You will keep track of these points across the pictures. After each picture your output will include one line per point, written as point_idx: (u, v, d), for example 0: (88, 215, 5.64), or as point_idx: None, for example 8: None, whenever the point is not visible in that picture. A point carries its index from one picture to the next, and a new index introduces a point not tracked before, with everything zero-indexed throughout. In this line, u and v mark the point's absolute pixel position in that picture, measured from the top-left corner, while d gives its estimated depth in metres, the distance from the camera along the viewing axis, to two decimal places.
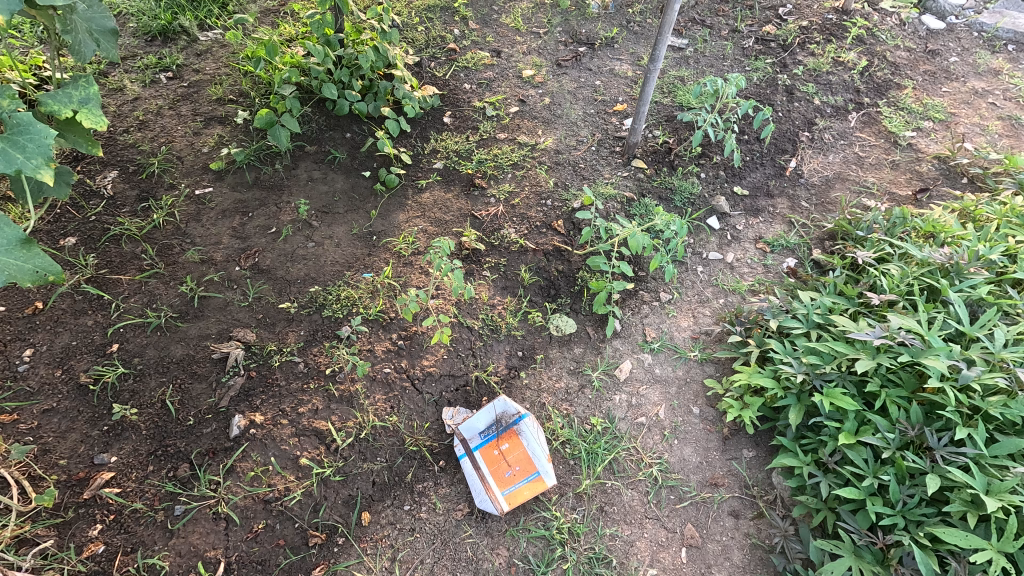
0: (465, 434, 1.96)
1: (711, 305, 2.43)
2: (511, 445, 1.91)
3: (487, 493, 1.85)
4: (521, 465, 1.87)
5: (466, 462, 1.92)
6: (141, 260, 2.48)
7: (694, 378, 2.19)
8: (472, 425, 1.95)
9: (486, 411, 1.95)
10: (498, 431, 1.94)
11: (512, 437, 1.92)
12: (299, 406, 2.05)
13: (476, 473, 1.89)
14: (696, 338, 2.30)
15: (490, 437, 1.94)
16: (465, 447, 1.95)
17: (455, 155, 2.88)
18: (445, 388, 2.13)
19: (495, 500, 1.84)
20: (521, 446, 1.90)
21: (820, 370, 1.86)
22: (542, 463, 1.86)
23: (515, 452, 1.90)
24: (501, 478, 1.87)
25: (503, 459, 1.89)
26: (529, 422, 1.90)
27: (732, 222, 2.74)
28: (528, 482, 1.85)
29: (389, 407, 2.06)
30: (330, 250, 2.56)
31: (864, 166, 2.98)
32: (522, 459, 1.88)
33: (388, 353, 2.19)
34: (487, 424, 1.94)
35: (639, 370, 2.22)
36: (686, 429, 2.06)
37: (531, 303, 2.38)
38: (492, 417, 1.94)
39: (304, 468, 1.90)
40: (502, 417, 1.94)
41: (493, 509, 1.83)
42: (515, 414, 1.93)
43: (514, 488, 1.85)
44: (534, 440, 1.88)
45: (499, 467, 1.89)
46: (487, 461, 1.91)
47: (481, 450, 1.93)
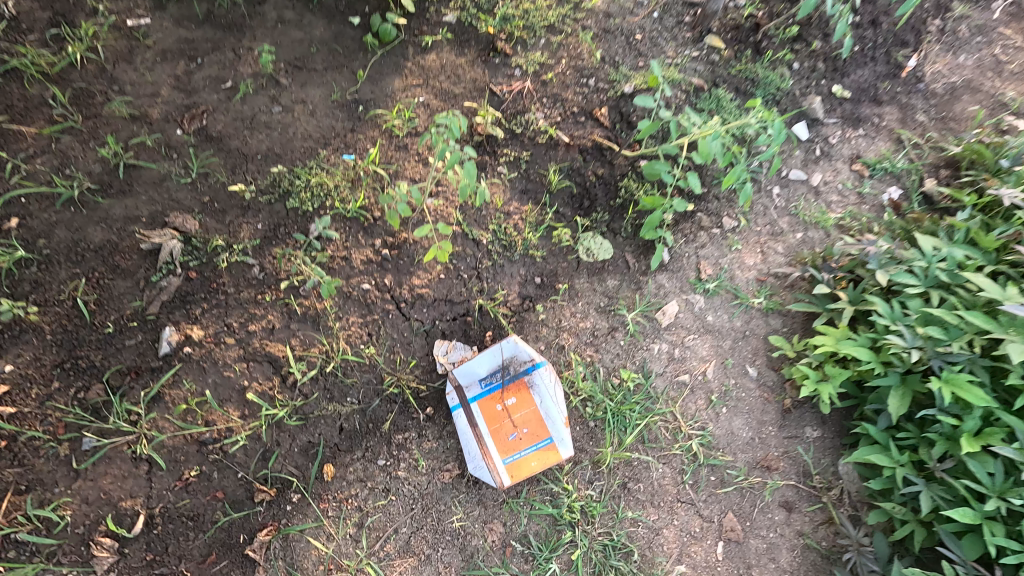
0: (461, 380, 1.54)
1: (786, 240, 1.89)
2: (518, 399, 1.52)
3: (486, 460, 1.48)
4: (530, 428, 1.49)
5: (460, 416, 1.52)
6: (50, 108, 1.86)
7: (755, 332, 1.73)
8: (471, 370, 1.54)
9: (491, 354, 1.53)
10: (503, 381, 1.53)
11: (522, 391, 1.52)
12: (250, 324, 1.58)
13: (472, 433, 1.50)
14: (762, 280, 1.81)
15: (492, 388, 1.54)
16: (460, 398, 1.54)
17: (473, 5, 2.09)
18: (440, 316, 1.67)
19: (495, 471, 1.46)
20: (532, 404, 1.51)
21: (943, 349, 1.39)
22: (558, 428, 1.48)
23: (523, 411, 1.51)
24: (504, 442, 1.49)
25: (508, 418, 1.50)
26: (546, 375, 1.51)
27: (824, 133, 2.10)
28: (538, 451, 1.48)
29: (366, 335, 1.60)
30: (301, 120, 1.94)
31: (1004, 74, 2.24)
32: (532, 420, 1.50)
33: (369, 265, 1.69)
34: (490, 371, 1.54)
35: (687, 316, 1.74)
36: (739, 396, 1.64)
37: (557, 216, 1.85)
38: (498, 363, 1.53)
39: (252, 405, 1.48)
40: (511, 364, 1.53)
41: (491, 481, 1.46)
42: (529, 362, 1.52)
43: (520, 457, 1.47)
44: (550, 399, 1.50)
45: (501, 428, 1.50)
46: (487, 419, 1.51)
47: (481, 403, 1.53)
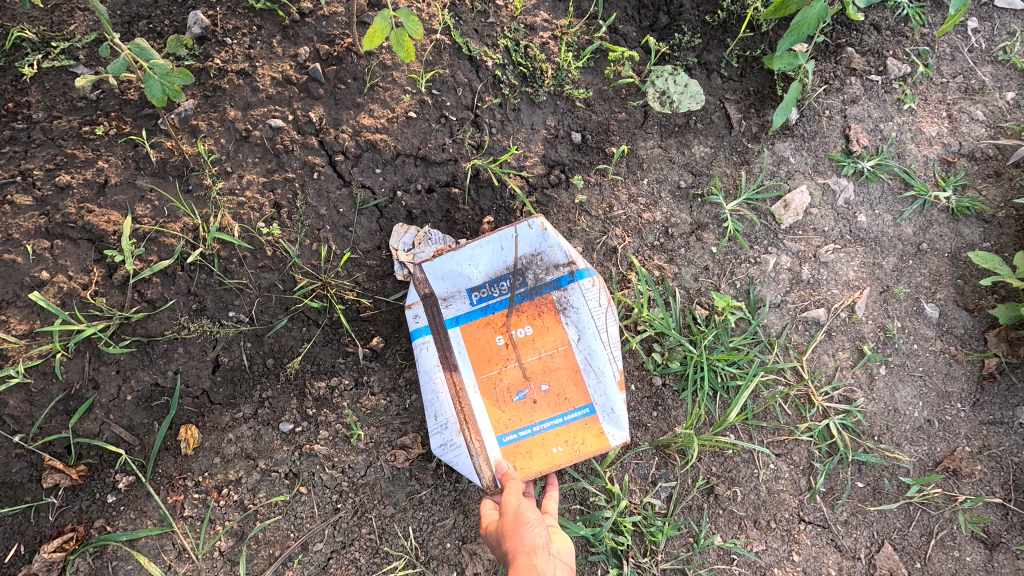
0: (434, 288, 0.88)
1: (989, 100, 1.14)
2: (537, 332, 0.88)
3: (468, 435, 0.86)
4: (554, 387, 0.87)
5: (427, 353, 0.87)
6: None
7: (936, 247, 1.02)
8: (456, 271, 0.88)
9: (498, 248, 0.87)
10: (513, 298, 0.88)
11: (545, 320, 0.88)
12: (63, 173, 0.88)
13: (447, 384, 0.87)
14: (950, 163, 1.08)
15: (490, 311, 0.88)
16: (430, 322, 0.89)
17: None
18: (405, 185, 0.97)
19: (483, 456, 0.85)
20: (562, 344, 0.88)
21: None
22: (605, 392, 0.86)
23: (541, 356, 0.88)
24: (504, 407, 0.87)
25: (515, 365, 0.87)
26: (593, 297, 0.87)
27: None
28: (564, 428, 0.86)
29: (270, 209, 0.91)
30: None
31: None
32: (559, 373, 0.87)
33: (283, 89, 0.96)
34: (490, 277, 0.88)
35: (825, 214, 1.03)
36: (908, 350, 0.96)
37: (613, 36, 1.09)
38: (507, 266, 0.88)
39: (44, 315, 0.82)
40: (531, 268, 0.88)
41: (472, 473, 0.85)
42: (564, 271, 0.88)
43: (531, 435, 0.86)
44: (596, 339, 0.87)
45: (501, 380, 0.87)
46: (476, 363, 0.88)
47: (468, 334, 0.88)
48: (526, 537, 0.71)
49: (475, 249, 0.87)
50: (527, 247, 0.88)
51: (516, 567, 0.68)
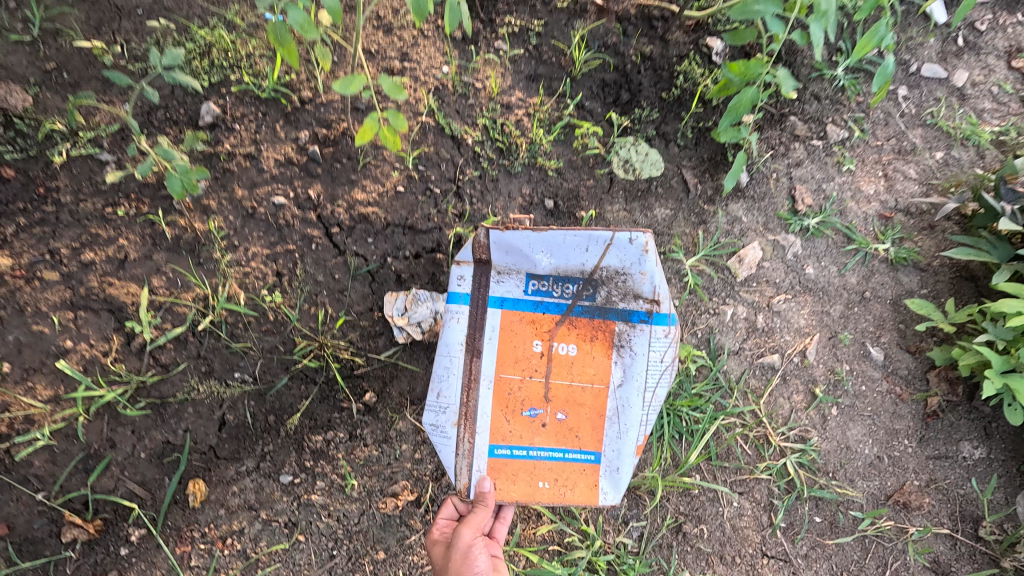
0: (493, 255, 0.88)
1: (920, 160, 1.27)
2: (579, 357, 0.91)
3: (463, 433, 0.90)
4: (569, 421, 0.91)
5: (455, 323, 0.90)
6: None
7: (879, 294, 1.13)
8: (527, 250, 0.87)
9: (582, 251, 0.87)
10: (572, 307, 0.90)
11: (593, 349, 0.91)
12: (88, 252, 0.98)
13: (465, 369, 0.90)
14: (888, 219, 1.20)
15: (543, 309, 0.90)
16: (472, 291, 0.89)
17: None
18: (394, 252, 1.07)
19: (468, 460, 0.90)
20: (599, 384, 0.92)
21: None
22: (619, 449, 0.92)
23: (565, 386, 0.91)
24: (512, 419, 0.90)
25: (541, 387, 0.91)
26: (660, 348, 0.91)
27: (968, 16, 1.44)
28: (561, 463, 0.91)
29: (273, 278, 1.01)
30: None
31: None
32: (583, 412, 0.92)
33: (285, 170, 1.08)
34: (558, 271, 0.89)
35: (776, 267, 1.14)
36: (856, 391, 1.05)
37: (580, 113, 1.22)
38: (582, 271, 0.89)
39: (68, 382, 0.91)
40: (606, 284, 0.90)
41: (451, 466, 0.90)
42: (642, 307, 0.91)
43: (525, 456, 0.91)
44: (636, 393, 0.92)
45: (520, 391, 0.91)
46: (501, 361, 0.90)
47: (506, 327, 0.90)
48: None
49: (562, 242, 0.86)
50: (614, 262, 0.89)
51: None
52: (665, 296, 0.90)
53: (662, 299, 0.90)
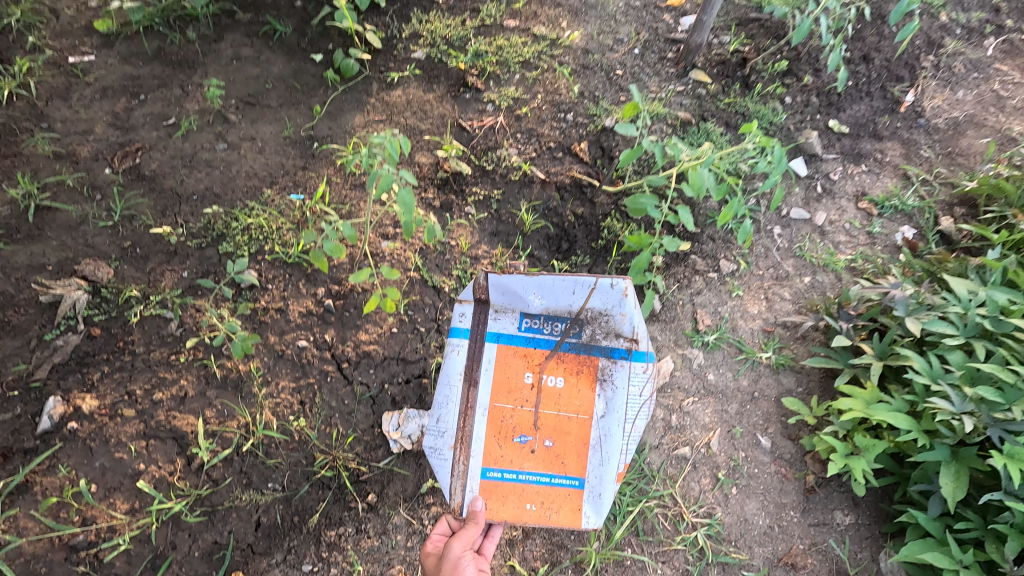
0: (493, 298, 1.23)
1: (792, 284, 1.66)
2: (566, 393, 1.24)
3: (457, 455, 1.21)
4: (555, 448, 1.23)
5: (455, 356, 1.23)
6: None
7: (765, 393, 1.46)
8: (524, 294, 1.23)
9: (569, 297, 1.23)
10: (559, 344, 1.24)
11: (577, 385, 1.25)
12: (157, 392, 1.31)
13: (463, 399, 1.23)
14: (769, 332, 1.56)
15: (539, 343, 1.24)
16: (475, 326, 1.24)
17: (444, 44, 2.16)
18: (390, 379, 1.39)
19: (461, 479, 1.20)
20: (583, 415, 1.24)
21: (1001, 414, 1.12)
22: (601, 476, 1.22)
23: (550, 418, 1.23)
24: (505, 445, 1.22)
25: (533, 420, 1.23)
26: (638, 383, 1.26)
27: (823, 169, 1.92)
28: (548, 487, 1.21)
29: (297, 404, 1.33)
30: (247, 159, 1.80)
31: (1005, 110, 2.18)
32: (569, 441, 1.23)
33: (307, 319, 1.43)
34: (550, 309, 1.24)
35: (684, 375, 1.47)
36: (750, 473, 1.36)
37: (532, 259, 1.65)
38: (569, 313, 1.24)
39: (143, 497, 1.21)
40: (590, 323, 1.25)
41: (446, 483, 1.21)
42: (621, 345, 1.25)
43: (514, 478, 1.21)
44: (614, 424, 1.24)
45: (514, 421, 1.23)
46: (495, 393, 1.23)
47: (503, 361, 1.23)
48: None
49: (553, 288, 1.22)
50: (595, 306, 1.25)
51: None
52: (638, 337, 1.25)
53: (638, 339, 1.25)
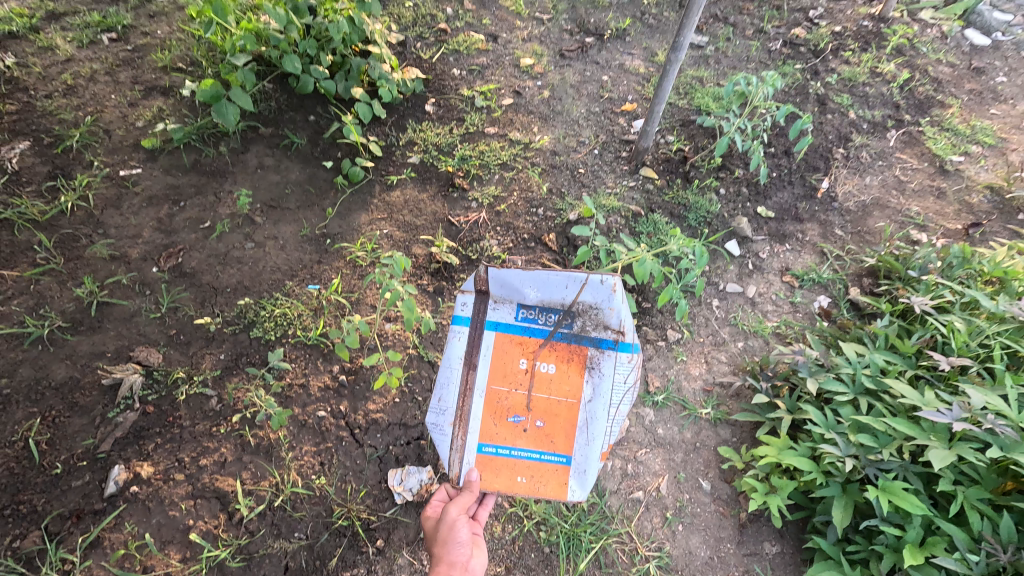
0: (493, 289, 1.39)
1: (728, 349, 1.98)
2: (557, 378, 1.42)
3: (457, 430, 1.40)
4: (545, 428, 1.41)
5: (456, 342, 1.40)
6: (62, 275, 2.02)
7: (706, 444, 1.75)
8: (521, 287, 1.39)
9: (563, 290, 1.39)
10: (551, 333, 1.41)
11: (567, 371, 1.42)
12: (202, 458, 1.60)
13: (463, 382, 1.40)
14: (709, 390, 1.86)
15: (534, 331, 1.41)
16: (476, 314, 1.40)
17: (435, 149, 2.58)
18: (394, 441, 1.68)
19: (459, 452, 1.40)
20: (571, 399, 1.42)
21: (874, 456, 1.43)
22: (586, 453, 1.42)
23: (541, 401, 1.41)
24: (500, 424, 1.41)
25: (526, 403, 1.41)
26: (623, 371, 1.42)
27: (754, 249, 2.29)
28: (538, 461, 1.42)
29: (317, 465, 1.61)
30: (271, 255, 2.15)
31: (906, 192, 2.59)
32: (558, 422, 1.42)
33: (325, 393, 1.74)
34: (545, 301, 1.40)
35: (638, 429, 1.77)
36: (693, 512, 1.64)
37: None
38: (561, 304, 1.40)
39: (193, 547, 1.47)
40: (580, 315, 1.41)
41: (446, 454, 1.40)
42: (608, 336, 1.41)
43: (508, 453, 1.41)
44: (599, 407, 1.42)
45: (510, 403, 1.41)
46: (493, 377, 1.41)
47: (501, 348, 1.41)
48: (456, 533, 1.37)
49: (547, 281, 1.38)
50: (585, 299, 1.40)
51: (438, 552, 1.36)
52: (624, 328, 1.40)
53: (625, 332, 1.41)
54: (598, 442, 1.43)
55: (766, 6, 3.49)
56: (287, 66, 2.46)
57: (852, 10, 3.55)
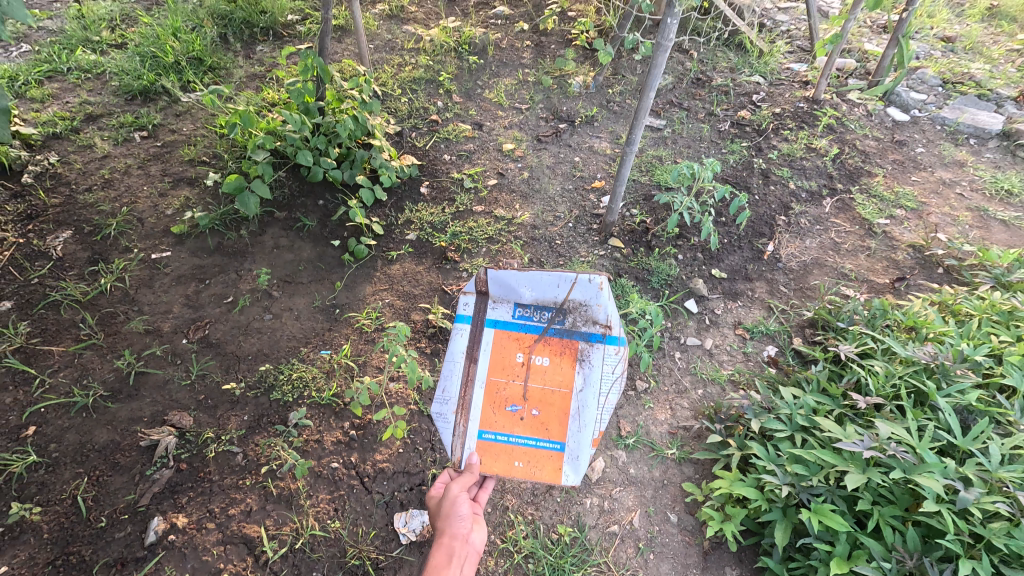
0: (492, 290, 1.60)
1: (689, 395, 2.27)
2: (550, 370, 1.61)
3: (459, 419, 1.58)
4: (540, 416, 1.59)
5: (459, 339, 1.60)
6: (103, 349, 2.29)
7: (672, 480, 2.00)
8: (517, 288, 1.59)
9: (554, 289, 1.58)
10: (546, 329, 1.60)
11: (559, 363, 1.61)
12: (231, 508, 1.82)
13: (466, 374, 1.59)
14: (674, 433, 2.13)
15: (530, 328, 1.61)
16: (477, 313, 1.61)
17: (429, 227, 2.95)
18: (399, 487, 1.92)
19: (462, 438, 1.57)
20: (564, 389, 1.61)
21: (806, 483, 1.70)
22: (577, 439, 1.59)
23: (536, 391, 1.60)
24: (500, 413, 1.59)
25: (522, 394, 1.60)
26: (611, 362, 1.60)
27: (710, 306, 2.63)
28: (534, 447, 1.59)
29: (332, 510, 1.85)
30: (287, 325, 2.45)
31: (841, 252, 2.97)
32: (552, 410, 1.60)
33: (338, 446, 1.99)
34: (540, 300, 1.60)
35: (612, 470, 2.03)
36: (663, 542, 1.86)
37: None
38: (554, 302, 1.60)
39: None
40: (571, 311, 1.60)
41: (449, 441, 1.57)
42: (596, 331, 1.59)
43: (507, 439, 1.58)
44: (589, 396, 1.60)
45: (508, 393, 1.60)
46: (493, 370, 1.60)
47: (500, 343, 1.61)
48: (457, 508, 1.56)
49: (540, 281, 1.57)
50: (575, 297, 1.59)
51: (442, 524, 1.55)
52: (611, 323, 1.58)
53: (612, 326, 1.58)
54: (589, 429, 1.59)
55: (715, 92, 4.02)
56: (300, 159, 2.82)
57: (790, 93, 4.09)
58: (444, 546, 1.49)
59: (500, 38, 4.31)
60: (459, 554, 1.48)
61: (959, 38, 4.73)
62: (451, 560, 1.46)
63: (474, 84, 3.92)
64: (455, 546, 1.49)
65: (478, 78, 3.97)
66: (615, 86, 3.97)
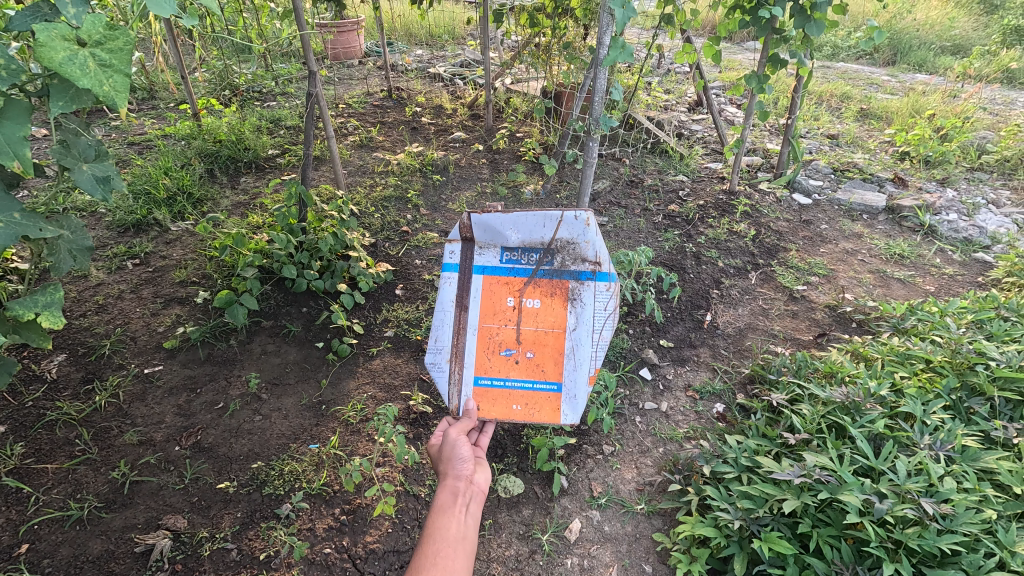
0: (478, 235, 1.83)
1: (652, 453, 2.50)
2: (541, 312, 1.89)
3: (454, 367, 1.87)
4: (536, 359, 1.89)
5: (448, 291, 1.87)
6: (97, 463, 2.40)
7: (644, 533, 2.18)
8: (505, 230, 1.83)
9: (541, 229, 1.82)
10: (535, 272, 1.87)
11: (549, 305, 1.89)
12: None
13: (457, 324, 1.87)
14: (641, 490, 2.33)
15: (519, 272, 1.88)
16: (465, 261, 1.86)
17: (405, 323, 3.26)
18: (389, 566, 2.07)
19: (457, 385, 1.87)
20: (557, 331, 1.90)
21: (754, 515, 1.93)
22: (575, 378, 1.90)
23: (529, 336, 1.89)
24: (495, 358, 1.88)
25: (516, 340, 1.89)
26: (602, 299, 1.88)
27: (662, 373, 2.94)
28: (533, 389, 1.89)
29: None
30: (276, 423, 2.62)
31: (769, 316, 3.39)
32: (546, 352, 1.89)
33: (330, 532, 2.15)
34: (527, 241, 1.84)
35: (589, 529, 2.19)
36: None
37: None
38: (541, 243, 1.84)
39: None
40: (560, 251, 1.86)
41: (446, 388, 1.87)
42: (586, 268, 1.87)
43: (503, 382, 1.88)
44: (581, 334, 1.90)
45: (502, 338, 1.88)
46: (483, 318, 1.88)
47: (489, 289, 1.88)
48: (456, 450, 1.74)
49: (524, 221, 1.81)
50: (562, 236, 1.84)
51: (442, 465, 1.72)
52: (599, 258, 1.85)
53: (600, 263, 1.86)
54: (586, 368, 1.90)
55: (647, 191, 4.68)
56: (284, 273, 3.14)
57: (711, 188, 4.78)
58: (448, 487, 1.60)
59: (458, 159, 4.96)
60: (463, 492, 1.60)
61: (841, 135, 5.69)
62: (456, 498, 1.56)
63: (440, 199, 4.46)
64: (459, 486, 1.61)
65: (442, 193, 4.52)
66: (561, 192, 4.59)
